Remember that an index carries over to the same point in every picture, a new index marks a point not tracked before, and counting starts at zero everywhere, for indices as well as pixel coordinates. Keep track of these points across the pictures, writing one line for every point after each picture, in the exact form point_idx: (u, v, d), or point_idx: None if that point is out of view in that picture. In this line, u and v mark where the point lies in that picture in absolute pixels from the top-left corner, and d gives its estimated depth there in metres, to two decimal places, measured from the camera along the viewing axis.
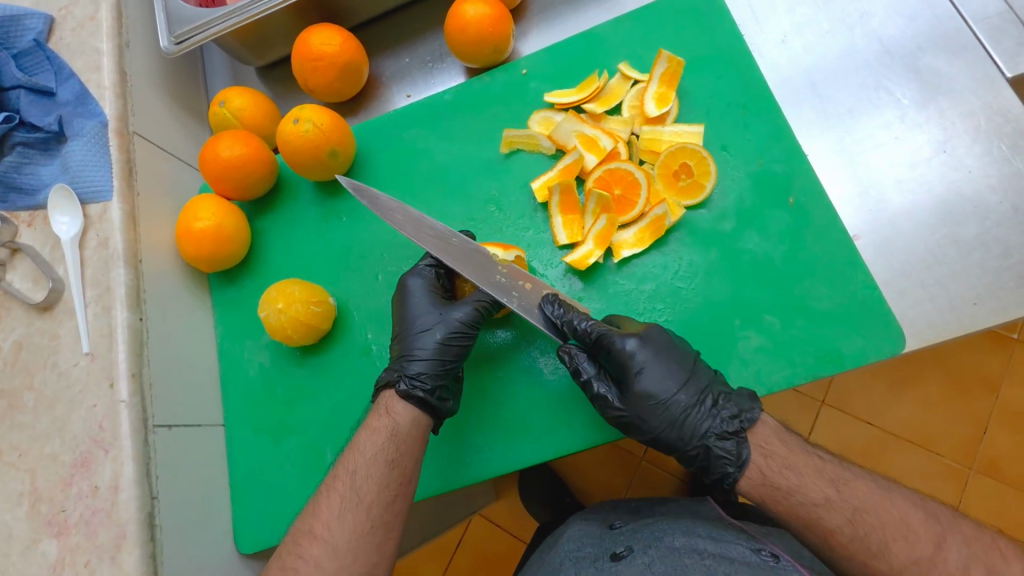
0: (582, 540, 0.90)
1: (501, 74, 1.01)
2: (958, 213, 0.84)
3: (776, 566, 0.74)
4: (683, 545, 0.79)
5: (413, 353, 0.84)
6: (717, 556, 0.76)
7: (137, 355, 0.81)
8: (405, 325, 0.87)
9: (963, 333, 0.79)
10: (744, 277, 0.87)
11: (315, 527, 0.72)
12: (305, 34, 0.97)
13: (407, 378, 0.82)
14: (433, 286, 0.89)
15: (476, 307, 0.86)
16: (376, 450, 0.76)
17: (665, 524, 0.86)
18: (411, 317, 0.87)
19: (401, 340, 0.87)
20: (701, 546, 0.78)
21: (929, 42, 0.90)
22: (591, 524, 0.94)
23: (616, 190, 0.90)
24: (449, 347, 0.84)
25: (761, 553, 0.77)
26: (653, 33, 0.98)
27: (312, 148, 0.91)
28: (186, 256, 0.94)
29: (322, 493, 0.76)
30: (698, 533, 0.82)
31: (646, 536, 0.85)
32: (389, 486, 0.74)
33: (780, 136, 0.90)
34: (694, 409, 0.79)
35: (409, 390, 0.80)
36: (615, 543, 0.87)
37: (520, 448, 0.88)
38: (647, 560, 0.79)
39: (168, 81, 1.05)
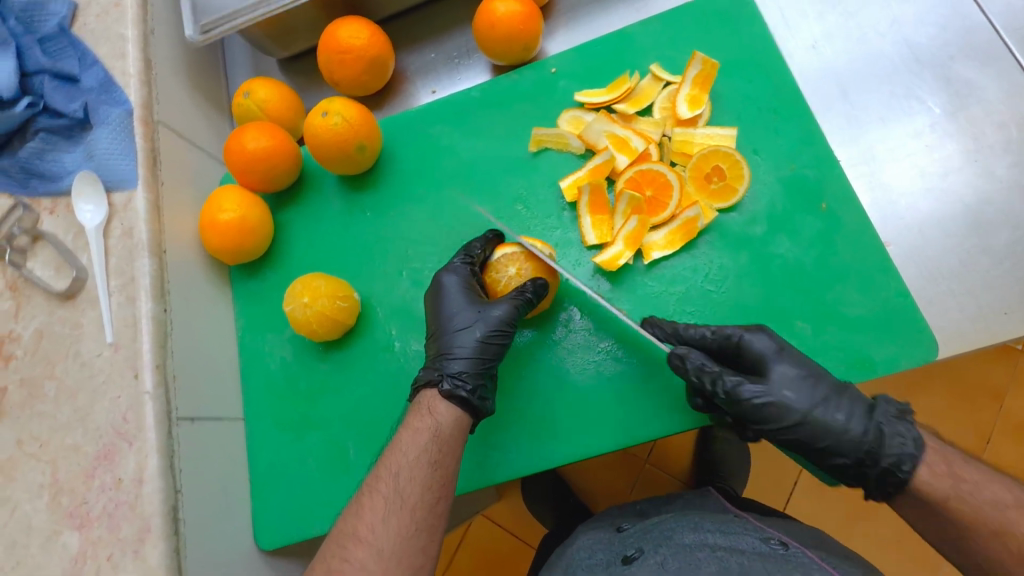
0: (594, 545, 0.90)
1: (529, 72, 1.00)
2: (988, 222, 0.84)
3: (787, 554, 0.77)
4: (694, 541, 0.81)
5: (452, 352, 0.83)
6: (728, 548, 0.78)
7: (162, 347, 0.80)
8: (442, 323, 0.86)
9: (990, 343, 0.81)
10: (775, 282, 0.87)
11: (358, 529, 0.71)
12: (333, 27, 0.96)
13: (449, 378, 0.81)
14: (468, 283, 0.88)
15: (513, 305, 0.83)
16: (420, 452, 0.76)
17: (671, 521, 0.88)
18: (449, 315, 0.86)
19: (439, 338, 0.86)
20: (711, 541, 0.80)
21: (961, 51, 0.90)
22: (599, 532, 0.93)
23: (646, 192, 0.89)
24: (490, 346, 0.84)
25: (771, 543, 0.79)
26: (684, 35, 0.97)
27: (340, 141, 0.91)
28: (210, 247, 0.93)
29: (364, 492, 0.75)
30: (705, 528, 0.83)
31: (654, 535, 0.85)
32: (424, 486, 0.74)
33: (811, 141, 0.90)
34: (827, 401, 0.76)
35: (452, 390, 0.80)
36: (626, 545, 0.87)
37: (548, 450, 0.88)
38: (659, 557, 0.79)
39: (191, 71, 1.04)
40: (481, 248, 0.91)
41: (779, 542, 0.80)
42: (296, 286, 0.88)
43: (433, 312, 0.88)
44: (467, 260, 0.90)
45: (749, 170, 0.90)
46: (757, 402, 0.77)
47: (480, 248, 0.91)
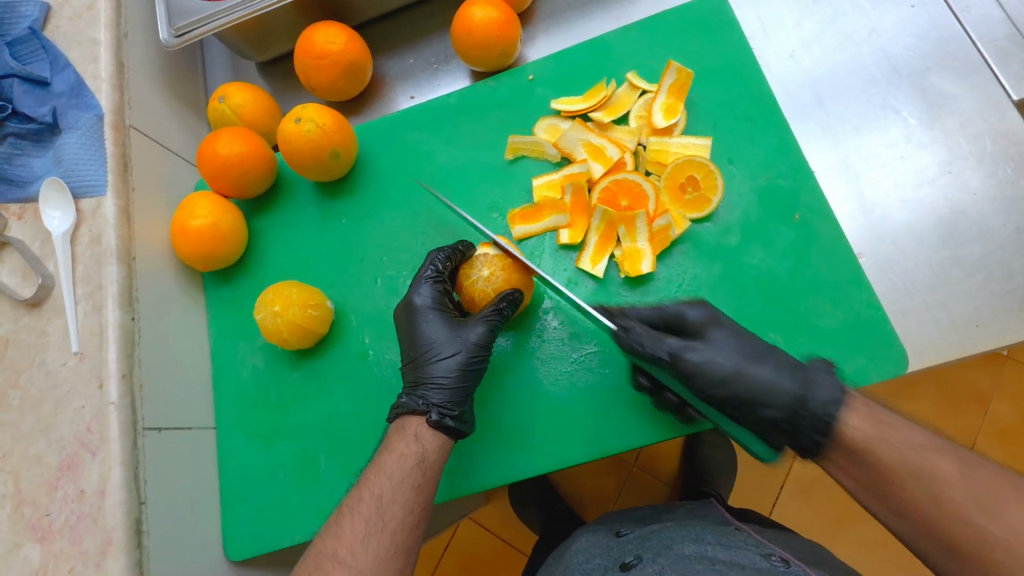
0: (592, 556, 0.87)
1: (506, 78, 1.00)
2: (961, 233, 0.84)
3: (788, 572, 0.73)
4: (693, 552, 0.78)
5: (432, 380, 0.82)
6: (728, 562, 0.75)
7: (128, 356, 0.79)
8: (420, 350, 0.85)
9: (962, 355, 0.80)
10: (748, 293, 0.87)
11: (337, 550, 0.71)
12: (309, 32, 0.96)
13: (435, 408, 0.81)
14: (437, 305, 0.87)
15: (487, 326, 0.83)
16: (395, 469, 0.75)
17: (674, 533, 0.85)
18: (421, 341, 0.86)
19: (413, 364, 0.85)
20: (711, 553, 0.77)
21: (937, 61, 0.90)
22: (598, 535, 0.93)
23: (622, 202, 0.90)
24: (470, 372, 0.83)
25: (772, 560, 0.76)
26: (662, 42, 0.97)
27: (314, 148, 0.90)
28: (181, 254, 0.92)
29: (343, 512, 0.75)
30: (706, 540, 0.81)
31: (654, 545, 0.83)
32: (394, 500, 0.73)
33: (786, 151, 0.90)
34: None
35: (440, 420, 0.80)
36: (624, 553, 0.85)
37: (519, 461, 0.87)
38: (658, 567, 0.76)
39: (167, 74, 1.03)
40: (446, 260, 0.89)
41: (780, 559, 0.77)
42: (267, 294, 0.88)
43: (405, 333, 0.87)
44: (430, 278, 0.88)
45: (724, 180, 0.90)
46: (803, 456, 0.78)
47: (445, 259, 0.89)
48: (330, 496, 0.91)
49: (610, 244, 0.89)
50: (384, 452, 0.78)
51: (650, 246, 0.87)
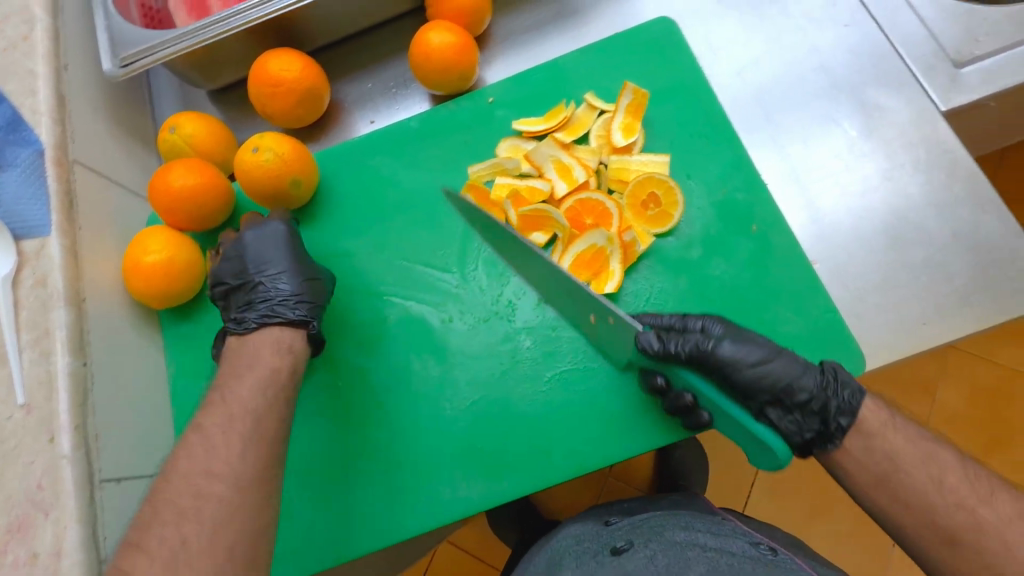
0: (580, 540, 0.87)
1: (467, 102, 1.00)
2: (905, 237, 0.89)
3: (776, 559, 0.76)
4: (684, 540, 0.80)
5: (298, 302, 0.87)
6: (719, 549, 0.77)
7: (81, 405, 0.75)
8: (262, 279, 0.87)
9: (913, 352, 0.85)
10: (712, 304, 0.90)
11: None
12: (263, 59, 0.94)
13: (310, 323, 0.86)
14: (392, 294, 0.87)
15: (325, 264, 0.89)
16: None
17: (664, 522, 0.87)
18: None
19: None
20: (702, 541, 0.79)
21: (871, 77, 0.96)
22: (587, 524, 0.93)
23: (586, 220, 0.92)
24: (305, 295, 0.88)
25: (760, 548, 0.79)
26: (616, 63, 1.00)
27: (274, 178, 0.88)
28: (135, 293, 0.89)
29: None
30: (697, 529, 0.83)
31: (645, 531, 0.85)
32: None
33: (739, 166, 0.93)
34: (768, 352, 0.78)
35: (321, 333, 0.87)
36: (614, 538, 0.86)
37: (501, 486, 0.86)
38: (649, 553, 0.78)
39: (112, 106, 0.99)
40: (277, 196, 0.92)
41: (768, 547, 0.80)
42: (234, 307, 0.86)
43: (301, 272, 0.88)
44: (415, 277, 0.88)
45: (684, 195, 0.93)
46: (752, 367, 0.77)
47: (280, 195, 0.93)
48: (308, 536, 0.88)
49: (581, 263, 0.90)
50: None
51: (621, 267, 0.89)
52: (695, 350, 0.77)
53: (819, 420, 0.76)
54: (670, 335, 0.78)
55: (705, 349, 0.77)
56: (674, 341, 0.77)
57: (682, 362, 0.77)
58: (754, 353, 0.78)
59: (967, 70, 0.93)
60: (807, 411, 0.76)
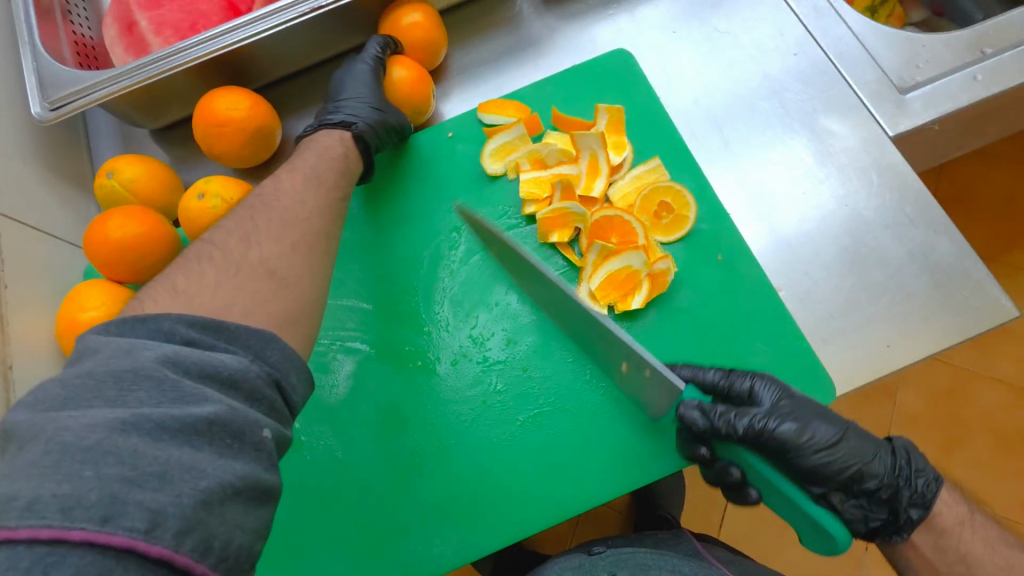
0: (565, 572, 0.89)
1: (426, 136, 0.98)
2: (865, 261, 0.91)
3: None
4: None
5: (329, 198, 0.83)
6: None
7: None
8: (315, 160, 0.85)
9: (882, 375, 0.85)
10: (683, 337, 0.89)
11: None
12: (208, 98, 0.90)
13: None
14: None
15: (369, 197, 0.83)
16: None
17: (649, 558, 0.88)
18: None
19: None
20: None
21: (822, 104, 0.98)
22: (572, 555, 0.93)
23: (612, 239, 0.90)
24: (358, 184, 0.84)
25: None
26: (575, 95, 0.99)
27: (223, 225, 0.83)
28: (72, 354, 0.82)
29: None
30: (682, 571, 0.84)
31: (630, 567, 0.86)
32: None
33: (703, 195, 0.93)
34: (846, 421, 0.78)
35: None
36: (598, 571, 0.87)
37: (477, 538, 0.82)
38: None
39: (42, 151, 0.92)
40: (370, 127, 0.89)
41: None
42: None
43: (300, 156, 0.81)
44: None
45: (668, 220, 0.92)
46: (820, 455, 0.72)
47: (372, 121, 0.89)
48: None
49: (616, 287, 0.87)
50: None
51: (649, 288, 0.87)
52: (755, 427, 0.73)
53: (888, 509, 0.76)
54: (721, 408, 0.74)
55: (762, 426, 0.73)
56: (728, 412, 0.74)
57: (739, 439, 0.73)
58: (825, 436, 0.72)
59: (911, 96, 0.96)
60: (876, 498, 0.75)
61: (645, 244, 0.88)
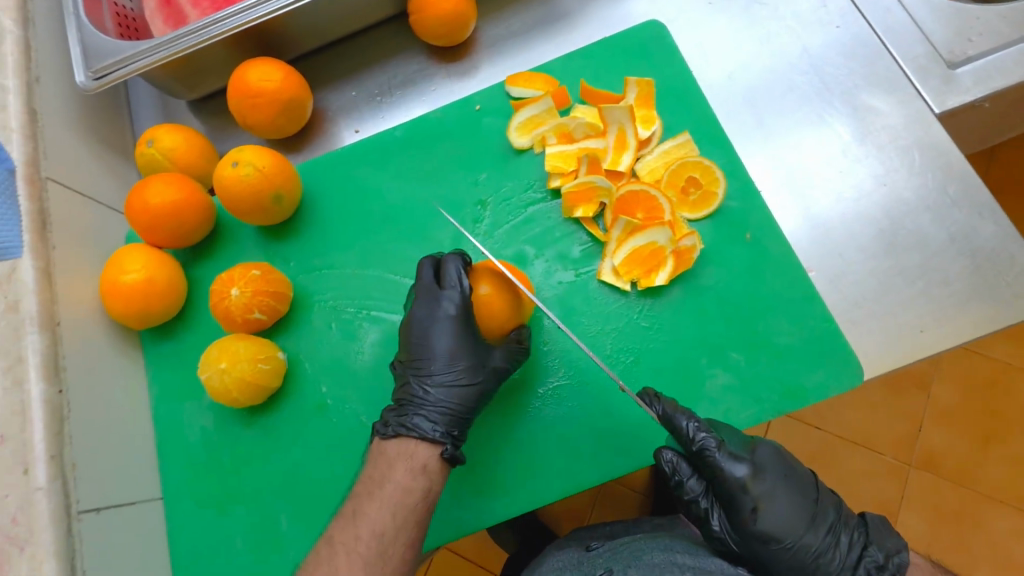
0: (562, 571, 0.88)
1: (453, 109, 0.98)
2: (901, 244, 0.87)
3: None
4: (662, 560, 0.79)
5: (426, 405, 0.80)
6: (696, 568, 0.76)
7: (57, 434, 0.72)
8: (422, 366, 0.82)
9: (913, 360, 0.83)
10: (707, 315, 0.88)
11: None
12: (242, 69, 0.92)
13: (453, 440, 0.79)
14: (452, 310, 0.82)
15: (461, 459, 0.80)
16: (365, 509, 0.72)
17: (643, 544, 0.86)
18: (432, 356, 0.82)
19: (425, 377, 0.82)
20: (680, 561, 0.78)
21: (865, 79, 0.94)
22: (569, 551, 0.92)
23: (638, 214, 0.89)
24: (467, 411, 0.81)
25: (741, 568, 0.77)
26: (605, 67, 0.98)
27: (256, 192, 0.85)
28: (114, 314, 0.86)
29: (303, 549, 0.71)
30: (675, 549, 0.82)
31: (624, 556, 0.83)
32: (366, 546, 0.70)
33: (733, 172, 0.91)
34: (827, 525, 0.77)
35: (455, 453, 0.78)
36: (594, 566, 0.84)
37: (492, 505, 0.84)
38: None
39: (86, 119, 0.96)
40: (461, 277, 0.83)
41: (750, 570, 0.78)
42: (216, 287, 0.84)
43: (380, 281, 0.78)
44: (463, 288, 0.83)
45: (696, 195, 0.91)
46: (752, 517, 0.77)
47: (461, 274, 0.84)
48: (296, 562, 0.86)
49: (639, 264, 0.87)
50: (382, 485, 0.74)
51: (673, 264, 0.86)
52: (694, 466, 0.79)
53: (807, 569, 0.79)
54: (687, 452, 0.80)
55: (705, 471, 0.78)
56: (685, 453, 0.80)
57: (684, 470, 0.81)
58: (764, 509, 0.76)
59: (961, 71, 0.92)
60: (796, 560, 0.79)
61: (671, 220, 0.87)
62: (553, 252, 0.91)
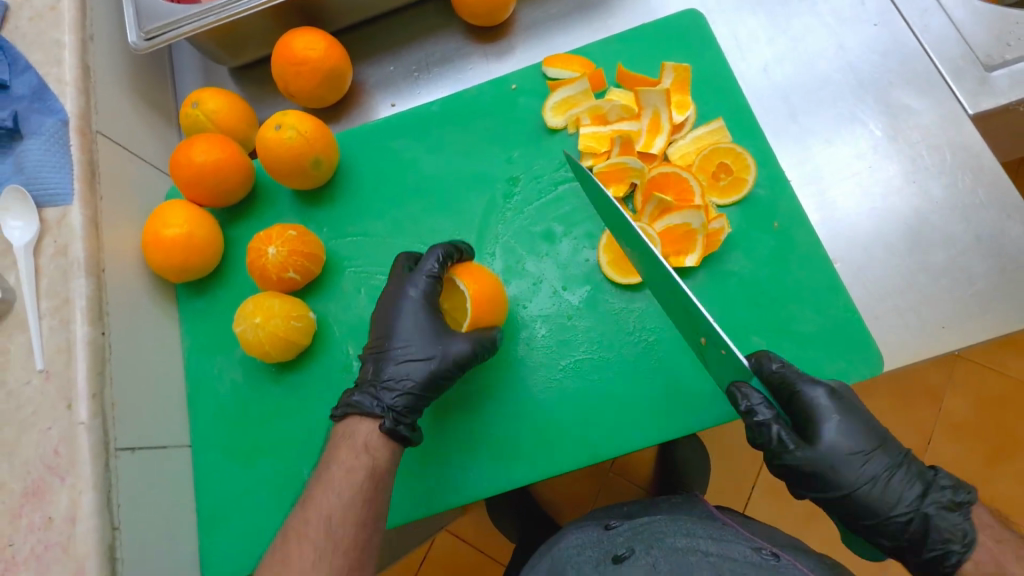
0: (582, 549, 0.87)
1: (489, 88, 1.00)
2: (927, 241, 0.88)
3: (778, 563, 0.75)
4: (685, 545, 0.81)
5: (388, 381, 0.82)
6: (720, 554, 0.78)
7: (98, 373, 0.75)
8: (388, 346, 0.85)
9: (932, 355, 0.84)
10: (731, 298, 0.89)
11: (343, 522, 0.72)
12: (287, 37, 0.94)
13: (389, 413, 0.81)
14: (417, 295, 0.85)
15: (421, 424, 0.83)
16: None
17: (665, 524, 0.88)
18: (394, 336, 0.85)
19: (384, 357, 0.85)
20: (703, 547, 0.80)
21: (900, 77, 0.95)
22: (587, 529, 0.91)
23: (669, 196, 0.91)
24: (431, 387, 0.83)
25: (762, 552, 0.78)
26: (640, 53, 0.99)
27: (296, 155, 0.88)
28: (155, 267, 0.89)
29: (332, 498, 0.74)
30: (698, 534, 0.83)
31: (646, 537, 0.85)
32: None
33: (764, 161, 0.93)
34: (877, 479, 0.75)
35: (394, 427, 0.80)
36: (615, 545, 0.86)
37: (512, 470, 0.87)
38: (650, 560, 0.80)
39: (134, 79, 0.99)
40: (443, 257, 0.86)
41: (771, 551, 0.79)
42: (254, 245, 0.87)
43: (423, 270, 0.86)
44: (431, 274, 0.86)
45: (730, 182, 0.92)
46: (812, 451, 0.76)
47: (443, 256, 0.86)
48: (316, 513, 0.89)
49: (665, 245, 0.89)
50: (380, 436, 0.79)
51: (701, 245, 0.88)
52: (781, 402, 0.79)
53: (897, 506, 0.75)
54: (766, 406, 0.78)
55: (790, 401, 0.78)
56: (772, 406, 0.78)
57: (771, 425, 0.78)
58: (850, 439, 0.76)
59: (996, 74, 0.92)
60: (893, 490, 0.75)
61: (701, 203, 0.88)
62: (581, 231, 0.93)
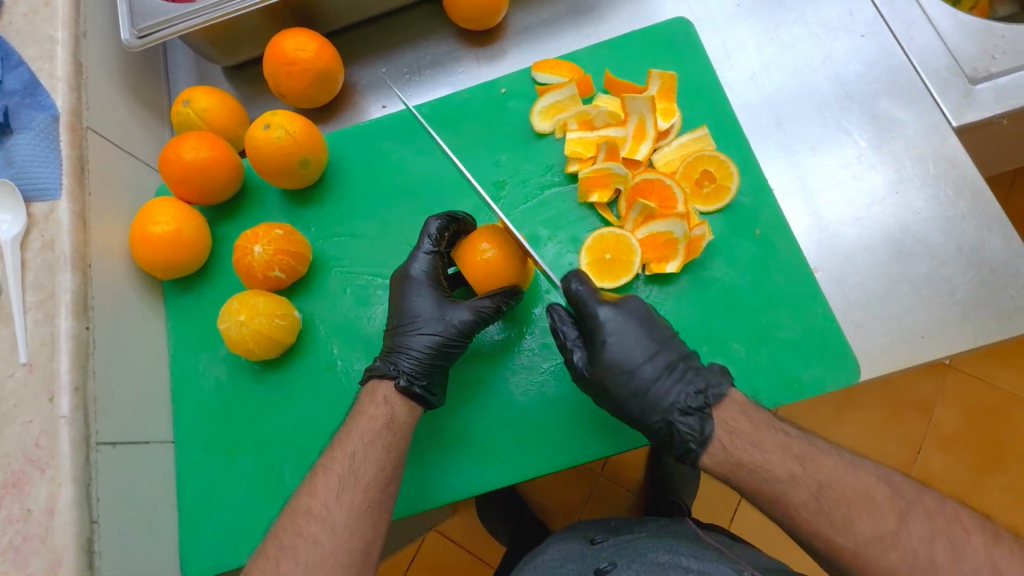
0: (564, 562, 0.88)
1: (480, 91, 1.01)
2: (908, 250, 0.89)
3: None
4: (668, 560, 0.78)
5: (406, 349, 0.83)
6: (701, 571, 0.75)
7: (81, 367, 0.75)
8: (403, 319, 0.86)
9: (911, 364, 0.85)
10: (712, 304, 0.90)
11: (312, 506, 0.72)
12: (279, 38, 0.95)
13: (405, 374, 0.82)
14: (420, 270, 0.87)
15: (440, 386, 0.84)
16: (368, 449, 0.76)
17: (648, 541, 0.86)
18: (403, 309, 0.86)
19: (395, 331, 0.86)
20: (684, 563, 0.77)
21: (886, 89, 0.96)
22: (573, 543, 0.93)
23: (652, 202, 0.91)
24: (444, 351, 0.84)
25: (741, 571, 0.76)
26: (628, 60, 1.00)
27: (284, 155, 0.89)
28: (141, 262, 0.90)
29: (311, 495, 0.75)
30: (679, 551, 0.81)
31: (629, 552, 0.83)
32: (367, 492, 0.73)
33: (748, 170, 0.93)
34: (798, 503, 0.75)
35: (410, 387, 0.81)
36: (598, 559, 0.85)
37: (491, 472, 0.87)
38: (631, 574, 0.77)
39: (127, 76, 1.00)
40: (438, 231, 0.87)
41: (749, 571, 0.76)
42: (239, 242, 0.88)
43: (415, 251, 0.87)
44: (430, 249, 0.87)
45: (714, 189, 0.92)
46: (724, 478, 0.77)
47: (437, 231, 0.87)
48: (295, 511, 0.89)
49: (648, 250, 0.90)
50: (356, 418, 0.79)
51: (682, 251, 0.89)
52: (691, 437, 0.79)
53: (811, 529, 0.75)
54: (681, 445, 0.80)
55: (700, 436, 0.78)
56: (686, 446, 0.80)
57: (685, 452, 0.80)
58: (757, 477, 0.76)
59: (980, 87, 0.93)
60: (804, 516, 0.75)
61: (683, 210, 0.89)
62: (567, 234, 0.94)
